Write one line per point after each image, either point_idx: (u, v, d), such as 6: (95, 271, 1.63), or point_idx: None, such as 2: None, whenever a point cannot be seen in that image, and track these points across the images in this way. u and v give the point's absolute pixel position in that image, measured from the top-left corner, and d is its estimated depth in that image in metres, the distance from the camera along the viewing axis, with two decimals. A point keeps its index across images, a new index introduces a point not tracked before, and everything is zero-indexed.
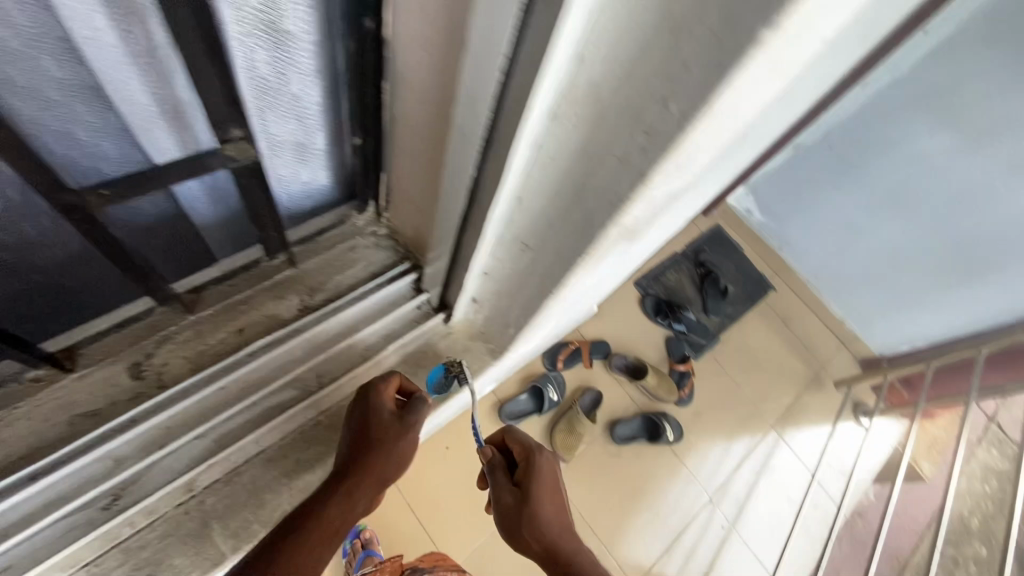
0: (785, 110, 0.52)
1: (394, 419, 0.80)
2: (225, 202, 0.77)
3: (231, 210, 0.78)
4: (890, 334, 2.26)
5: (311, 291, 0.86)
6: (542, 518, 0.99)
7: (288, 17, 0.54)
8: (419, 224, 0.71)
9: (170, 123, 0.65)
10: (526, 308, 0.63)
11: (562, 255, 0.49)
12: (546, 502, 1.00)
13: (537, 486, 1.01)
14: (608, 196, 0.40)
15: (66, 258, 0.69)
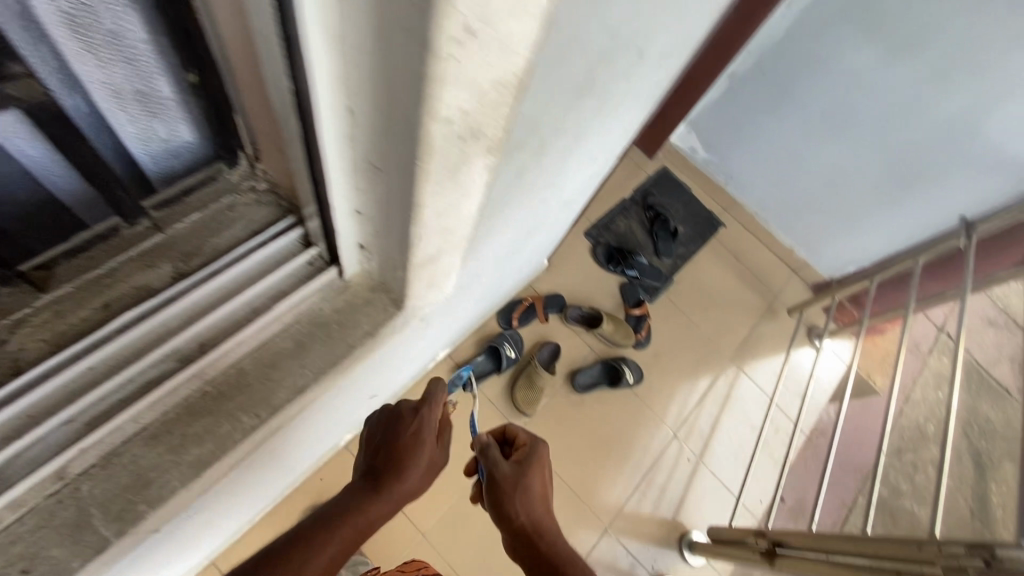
0: None
1: (431, 438, 1.03)
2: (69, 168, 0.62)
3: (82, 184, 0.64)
4: (837, 256, 2.30)
5: (186, 256, 0.70)
6: (531, 496, 1.10)
7: None
8: (286, 168, 0.65)
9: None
10: (402, 245, 0.58)
11: (403, 171, 0.45)
12: (535, 486, 1.11)
13: (532, 472, 1.11)
14: (413, 81, 0.35)
15: None
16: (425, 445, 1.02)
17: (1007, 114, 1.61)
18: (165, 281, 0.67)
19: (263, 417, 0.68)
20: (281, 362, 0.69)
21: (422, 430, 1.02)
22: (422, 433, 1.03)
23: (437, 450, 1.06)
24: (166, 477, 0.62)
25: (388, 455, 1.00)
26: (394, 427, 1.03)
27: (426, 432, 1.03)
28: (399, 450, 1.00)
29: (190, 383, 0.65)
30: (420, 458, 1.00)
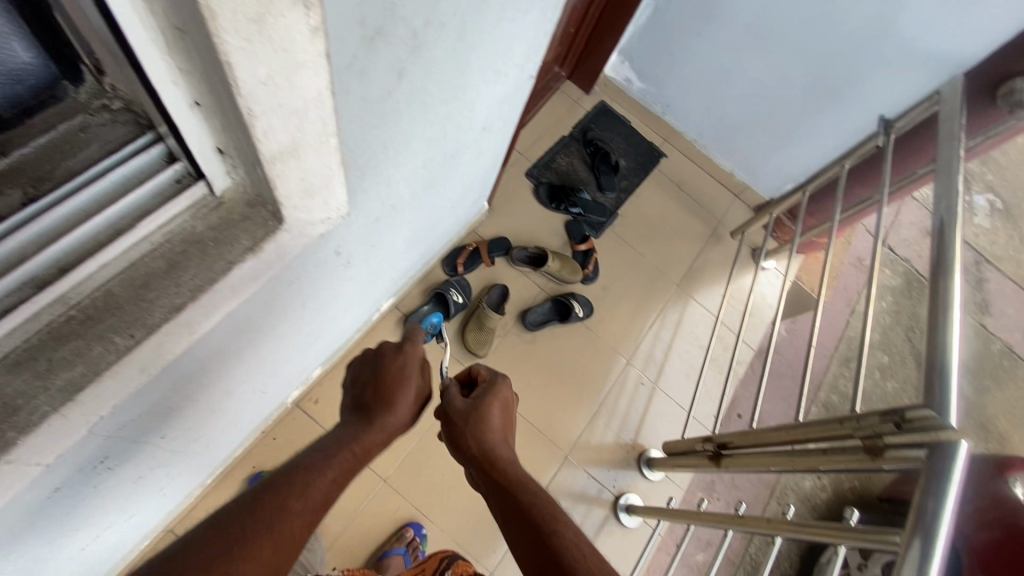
0: None
1: (417, 370, 1.01)
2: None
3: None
4: (775, 175, 2.33)
5: (38, 181, 0.65)
6: (488, 428, 1.05)
7: None
8: (123, 70, 0.61)
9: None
10: (246, 135, 0.55)
11: (195, 18, 0.42)
12: (492, 419, 1.07)
13: (489, 405, 1.07)
14: None
15: None
16: (412, 376, 1.00)
17: (917, 10, 1.62)
18: (16, 206, 0.63)
19: (138, 337, 0.65)
20: (154, 282, 0.67)
21: (409, 365, 1.00)
22: (408, 367, 1.00)
23: (426, 381, 1.04)
24: (35, 403, 0.58)
25: (376, 391, 0.97)
26: (381, 362, 1.00)
27: (411, 363, 1.01)
28: (387, 384, 0.98)
29: (53, 308, 0.62)
30: (410, 387, 0.99)
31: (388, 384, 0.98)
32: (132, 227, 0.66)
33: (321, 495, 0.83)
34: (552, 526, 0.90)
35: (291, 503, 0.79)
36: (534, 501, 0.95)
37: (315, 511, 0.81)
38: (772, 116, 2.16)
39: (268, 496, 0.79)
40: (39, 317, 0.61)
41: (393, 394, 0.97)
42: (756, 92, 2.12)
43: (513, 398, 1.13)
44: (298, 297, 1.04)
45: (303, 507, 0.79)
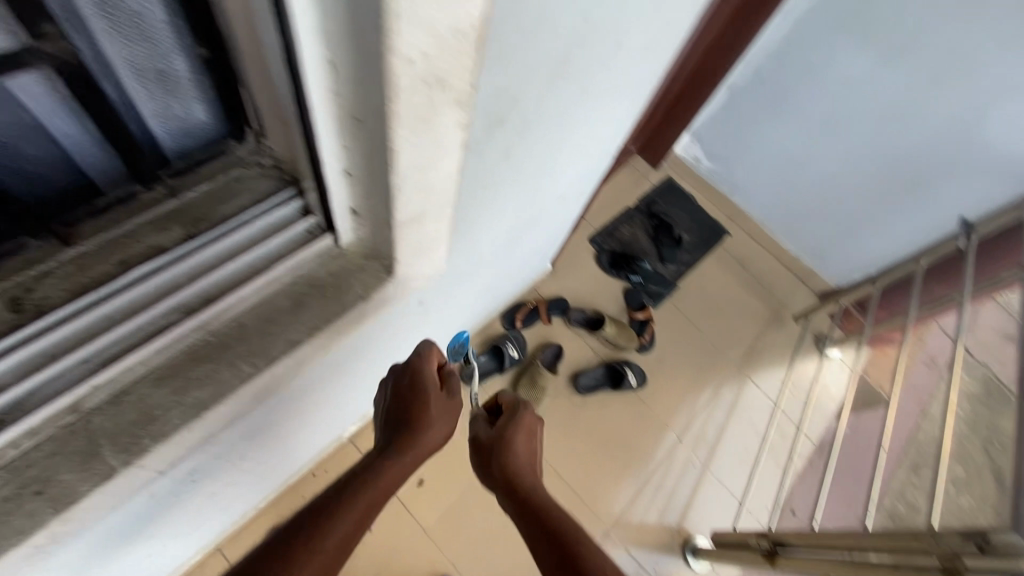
0: None
1: (436, 389, 0.97)
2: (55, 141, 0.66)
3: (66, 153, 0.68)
4: (842, 264, 2.29)
5: (197, 222, 0.76)
6: (513, 453, 1.04)
7: None
8: (287, 140, 0.72)
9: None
10: (386, 202, 0.64)
11: (377, 113, 0.50)
12: (523, 445, 1.06)
13: (517, 432, 1.07)
14: (377, 30, 0.41)
15: None
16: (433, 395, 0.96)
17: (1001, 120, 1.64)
18: (176, 241, 0.73)
19: (259, 364, 0.73)
20: (278, 318, 0.75)
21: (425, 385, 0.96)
22: (425, 387, 0.96)
23: (451, 403, 0.99)
24: (169, 415, 0.67)
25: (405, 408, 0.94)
26: (399, 384, 0.99)
27: (428, 382, 0.97)
28: (415, 404, 0.95)
29: (195, 332, 0.71)
30: (433, 408, 0.94)
31: (414, 408, 0.94)
32: (268, 269, 0.75)
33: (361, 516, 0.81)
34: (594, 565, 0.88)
35: (313, 543, 0.76)
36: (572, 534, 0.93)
37: (336, 552, 0.77)
38: (844, 206, 2.15)
39: (298, 534, 0.77)
40: (181, 339, 0.70)
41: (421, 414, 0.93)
42: (827, 181, 2.14)
43: (539, 424, 1.12)
44: (379, 340, 1.11)
45: (319, 554, 0.76)
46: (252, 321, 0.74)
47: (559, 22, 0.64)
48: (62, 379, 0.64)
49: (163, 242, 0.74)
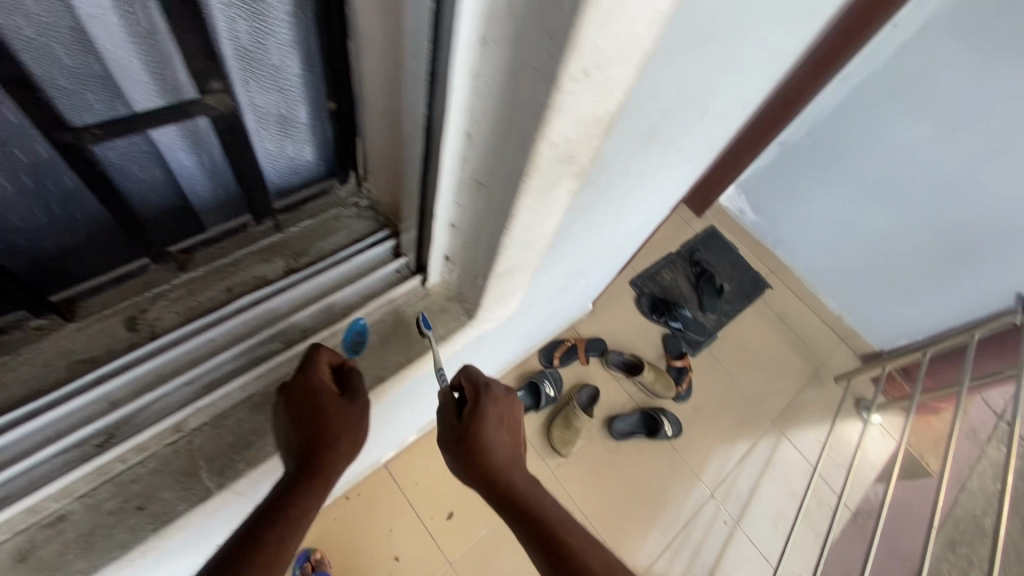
0: (691, 54, 0.58)
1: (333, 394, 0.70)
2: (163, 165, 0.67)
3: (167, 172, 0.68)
4: (886, 327, 2.26)
5: (297, 256, 0.81)
6: (491, 457, 0.77)
7: None
8: (392, 186, 0.77)
9: (103, 92, 0.56)
10: (489, 255, 0.67)
11: (508, 182, 0.54)
12: (498, 439, 0.80)
13: (485, 427, 0.79)
14: (534, 117, 0.44)
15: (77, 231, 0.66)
16: (335, 409, 0.69)
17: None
18: (278, 273, 0.78)
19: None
20: (366, 354, 0.79)
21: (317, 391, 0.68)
22: (319, 393, 0.68)
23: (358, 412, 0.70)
24: (263, 441, 0.71)
25: (298, 429, 0.66)
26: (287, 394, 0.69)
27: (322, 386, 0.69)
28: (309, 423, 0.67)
29: (291, 362, 0.74)
30: (334, 423, 0.68)
31: (308, 428, 0.66)
32: (361, 307, 0.79)
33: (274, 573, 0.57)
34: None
35: None
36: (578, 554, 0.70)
37: None
38: (896, 269, 2.13)
39: None
40: (278, 371, 0.73)
41: (330, 434, 0.67)
42: (877, 243, 2.13)
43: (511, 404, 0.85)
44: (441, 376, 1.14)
45: None
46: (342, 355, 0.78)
47: (670, 99, 0.67)
48: (170, 399, 0.68)
49: (266, 273, 0.78)
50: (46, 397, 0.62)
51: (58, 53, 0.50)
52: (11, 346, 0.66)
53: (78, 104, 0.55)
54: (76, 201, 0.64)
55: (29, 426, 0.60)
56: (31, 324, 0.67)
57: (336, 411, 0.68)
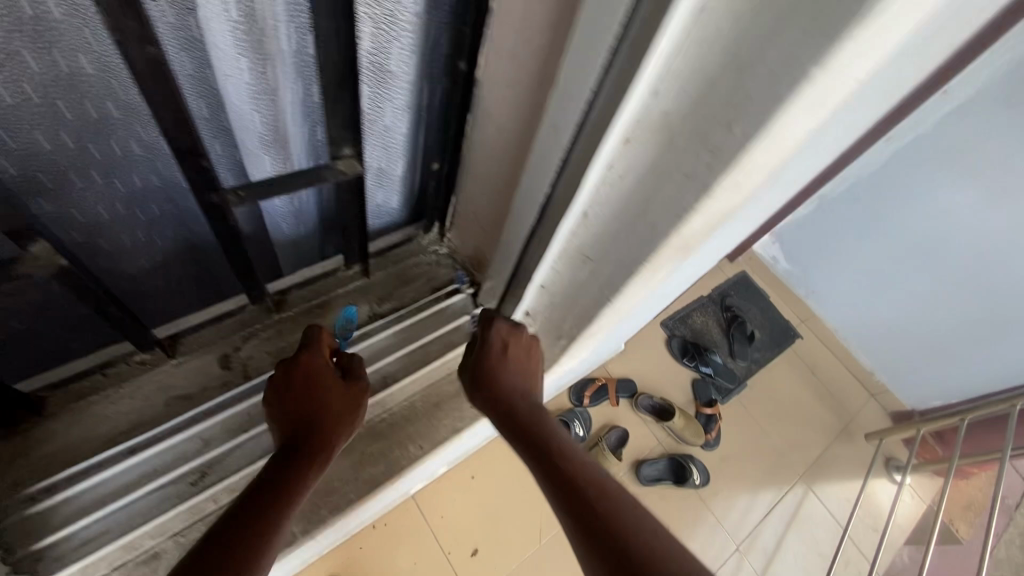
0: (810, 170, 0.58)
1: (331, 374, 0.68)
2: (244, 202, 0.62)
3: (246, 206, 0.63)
4: (915, 390, 2.14)
5: (380, 301, 0.84)
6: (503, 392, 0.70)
7: (393, 59, 0.58)
8: (480, 240, 0.80)
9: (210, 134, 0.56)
10: (582, 320, 0.69)
11: (625, 265, 0.55)
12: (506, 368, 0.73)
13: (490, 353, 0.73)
14: (672, 216, 0.47)
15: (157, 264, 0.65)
16: (333, 393, 0.67)
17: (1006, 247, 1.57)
18: (363, 317, 0.81)
19: (425, 448, 0.78)
20: (444, 403, 0.80)
21: (315, 370, 0.67)
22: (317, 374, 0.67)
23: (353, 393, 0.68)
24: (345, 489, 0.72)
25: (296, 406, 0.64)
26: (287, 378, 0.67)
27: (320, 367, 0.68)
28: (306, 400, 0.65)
29: (374, 409, 0.76)
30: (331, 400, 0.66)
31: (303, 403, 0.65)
32: (441, 357, 0.80)
33: (257, 516, 0.51)
34: (609, 523, 0.52)
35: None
36: (584, 478, 0.58)
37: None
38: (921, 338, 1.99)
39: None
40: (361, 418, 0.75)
41: (327, 413, 0.65)
42: (903, 314, 1.98)
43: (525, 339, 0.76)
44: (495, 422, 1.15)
45: None
46: (420, 403, 0.80)
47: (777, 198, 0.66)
48: (261, 442, 0.70)
49: (350, 317, 0.81)
50: (148, 434, 0.65)
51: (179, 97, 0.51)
52: (115, 379, 0.69)
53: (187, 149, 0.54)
54: (159, 229, 0.62)
55: (131, 462, 0.64)
56: (136, 358, 0.70)
57: (330, 387, 0.67)
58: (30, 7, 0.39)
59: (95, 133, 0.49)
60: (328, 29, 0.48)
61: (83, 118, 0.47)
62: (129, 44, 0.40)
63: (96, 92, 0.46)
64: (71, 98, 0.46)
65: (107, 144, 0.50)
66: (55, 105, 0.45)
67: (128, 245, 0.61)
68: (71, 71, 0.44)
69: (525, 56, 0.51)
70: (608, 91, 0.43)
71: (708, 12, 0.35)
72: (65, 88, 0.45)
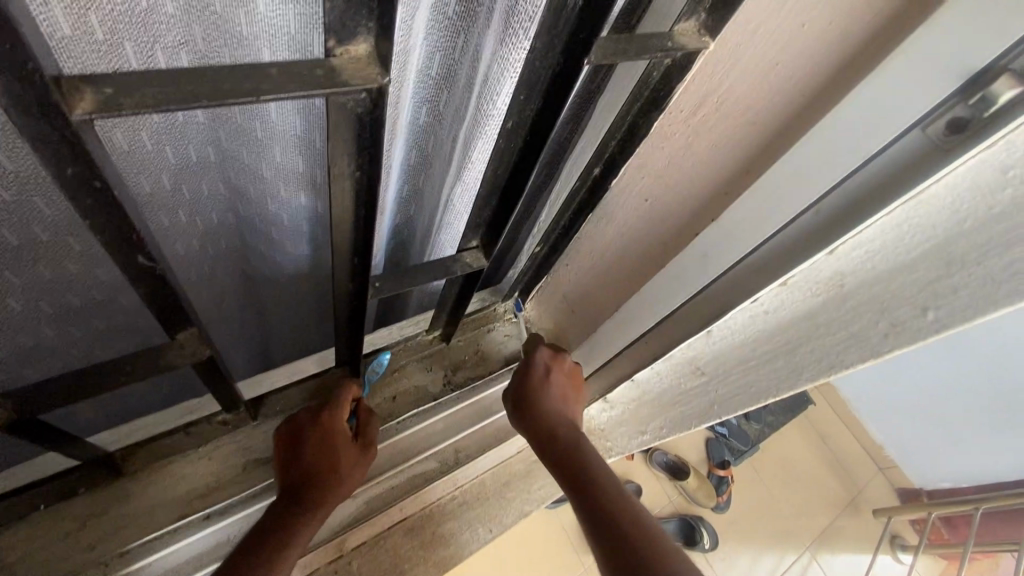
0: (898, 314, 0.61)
1: (344, 438, 0.64)
2: (315, 239, 0.61)
3: (319, 242, 0.62)
4: (926, 469, 1.77)
5: (453, 367, 0.82)
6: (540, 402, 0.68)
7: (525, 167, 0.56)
8: (565, 321, 0.78)
9: (310, 193, 0.54)
10: (674, 416, 0.70)
11: (749, 389, 0.56)
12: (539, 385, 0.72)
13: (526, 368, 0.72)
14: (817, 365, 0.48)
15: (217, 300, 0.63)
16: (345, 452, 0.63)
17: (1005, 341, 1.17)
18: (438, 386, 0.79)
19: (493, 531, 0.81)
20: (514, 483, 0.84)
21: (331, 431, 0.63)
22: (329, 437, 0.63)
23: (357, 459, 0.64)
24: (415, 570, 0.75)
25: (301, 466, 0.61)
26: (299, 432, 0.63)
27: (335, 429, 0.63)
28: (311, 463, 0.61)
29: (447, 485, 0.79)
30: (340, 466, 0.62)
31: (317, 455, 0.62)
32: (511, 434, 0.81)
33: None
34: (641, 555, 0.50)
35: None
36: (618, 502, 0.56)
37: None
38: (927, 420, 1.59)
39: None
40: (435, 496, 0.78)
41: (334, 476, 0.62)
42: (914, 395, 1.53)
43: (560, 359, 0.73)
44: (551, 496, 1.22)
45: None
46: (487, 478, 0.83)
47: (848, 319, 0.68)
48: (333, 518, 0.71)
49: (424, 383, 0.79)
50: (224, 504, 0.64)
51: (273, 153, 0.48)
52: (194, 438, 0.67)
53: (271, 192, 0.53)
54: (222, 261, 0.60)
55: (204, 533, 0.62)
56: (217, 418, 0.69)
57: (340, 451, 0.63)
58: (166, 61, 0.35)
59: (190, 175, 0.46)
60: (508, 152, 0.50)
61: (183, 162, 0.45)
62: (338, 192, 0.40)
63: (199, 137, 0.44)
64: (179, 145, 0.43)
65: (197, 183, 0.48)
66: (163, 150, 0.42)
67: (191, 279, 0.57)
68: (185, 121, 0.41)
69: (683, 181, 0.51)
70: (781, 245, 0.44)
71: (924, 202, 0.36)
72: (174, 133, 0.42)
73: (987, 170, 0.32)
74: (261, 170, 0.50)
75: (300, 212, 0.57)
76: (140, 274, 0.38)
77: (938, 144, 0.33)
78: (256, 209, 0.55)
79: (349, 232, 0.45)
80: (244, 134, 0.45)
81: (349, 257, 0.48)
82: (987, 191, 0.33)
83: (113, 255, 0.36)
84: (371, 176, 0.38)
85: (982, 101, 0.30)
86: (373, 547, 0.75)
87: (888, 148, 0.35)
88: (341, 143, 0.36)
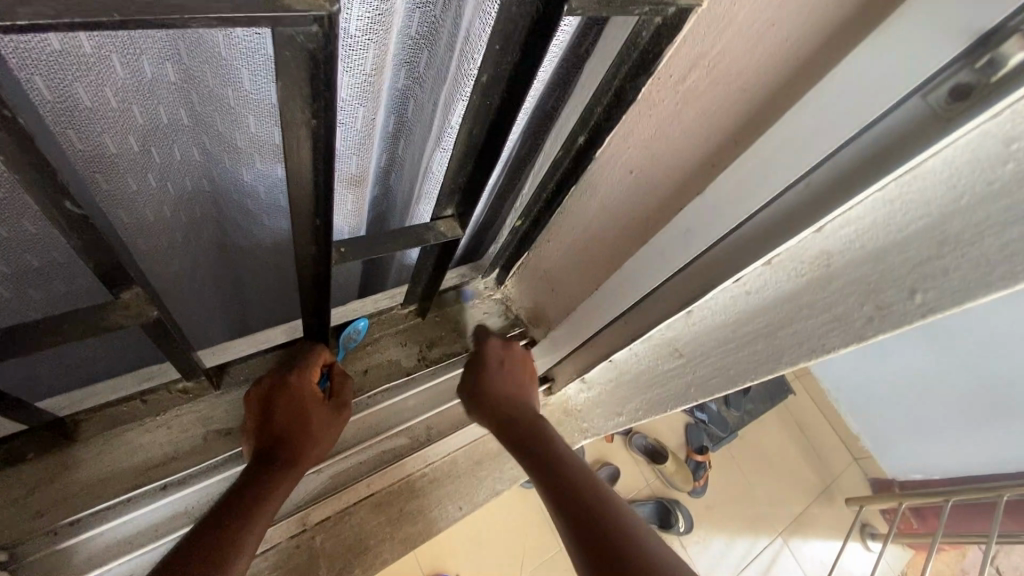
0: None
1: (318, 399, 0.63)
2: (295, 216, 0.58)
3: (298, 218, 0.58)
4: (900, 460, 1.80)
5: (429, 343, 0.79)
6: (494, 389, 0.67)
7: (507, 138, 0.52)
8: (544, 298, 0.76)
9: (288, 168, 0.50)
10: (651, 396, 0.69)
11: (727, 372, 0.55)
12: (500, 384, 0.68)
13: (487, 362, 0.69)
14: (795, 349, 0.46)
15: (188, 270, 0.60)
16: (319, 413, 0.62)
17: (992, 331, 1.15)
18: (412, 361, 0.76)
19: (463, 508, 0.79)
20: (486, 461, 0.82)
21: (303, 394, 0.62)
22: (301, 400, 0.61)
23: (331, 421, 0.63)
24: (381, 547, 0.74)
25: (275, 428, 0.59)
26: (270, 398, 0.61)
27: (307, 392, 0.62)
28: (284, 424, 0.60)
29: (417, 462, 0.77)
30: (315, 427, 0.61)
31: (288, 415, 0.60)
32: None
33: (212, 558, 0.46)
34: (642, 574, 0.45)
35: None
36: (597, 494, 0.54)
37: None
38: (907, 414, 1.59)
39: None
40: (404, 472, 0.77)
41: (308, 436, 0.60)
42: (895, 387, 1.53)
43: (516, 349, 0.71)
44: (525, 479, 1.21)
45: None
46: (457, 456, 0.81)
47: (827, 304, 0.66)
48: (297, 491, 0.69)
49: (398, 357, 0.76)
50: (179, 475, 0.62)
51: (247, 123, 0.44)
52: (152, 406, 0.64)
53: (248, 163, 0.49)
54: (200, 231, 0.57)
55: (158, 503, 0.60)
56: (176, 385, 0.66)
57: (315, 413, 0.62)
58: None
59: (160, 138, 0.43)
60: (483, 112, 0.47)
61: (152, 124, 0.41)
62: (293, 142, 0.37)
63: (172, 99, 0.41)
64: (147, 103, 0.39)
65: (169, 147, 0.45)
66: (129, 110, 0.39)
67: (156, 250, 0.53)
68: (153, 77, 0.38)
69: (670, 152, 0.48)
70: (766, 223, 0.42)
71: (917, 176, 0.34)
72: (141, 93, 0.38)
73: (990, 143, 0.30)
74: (236, 140, 0.46)
75: (276, 187, 0.53)
76: (73, 227, 0.36)
77: (937, 112, 0.31)
78: (232, 182, 0.52)
79: (308, 191, 0.42)
80: (216, 100, 0.42)
81: (310, 219, 0.45)
82: (987, 165, 0.31)
83: (39, 202, 0.34)
84: (328, 126, 0.35)
85: (989, 65, 0.28)
86: (336, 524, 0.73)
87: (886, 115, 0.33)
88: (294, 86, 0.32)
